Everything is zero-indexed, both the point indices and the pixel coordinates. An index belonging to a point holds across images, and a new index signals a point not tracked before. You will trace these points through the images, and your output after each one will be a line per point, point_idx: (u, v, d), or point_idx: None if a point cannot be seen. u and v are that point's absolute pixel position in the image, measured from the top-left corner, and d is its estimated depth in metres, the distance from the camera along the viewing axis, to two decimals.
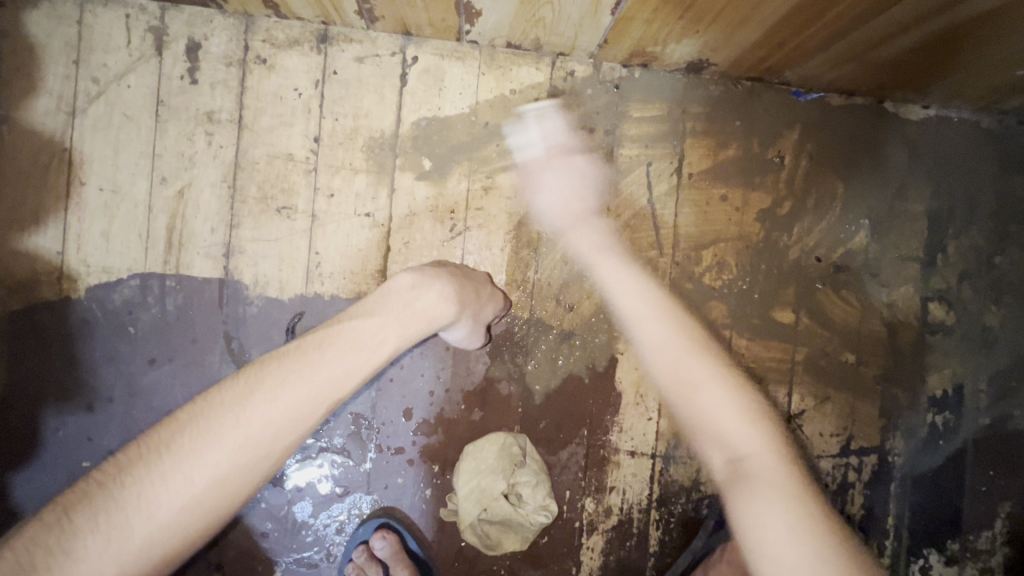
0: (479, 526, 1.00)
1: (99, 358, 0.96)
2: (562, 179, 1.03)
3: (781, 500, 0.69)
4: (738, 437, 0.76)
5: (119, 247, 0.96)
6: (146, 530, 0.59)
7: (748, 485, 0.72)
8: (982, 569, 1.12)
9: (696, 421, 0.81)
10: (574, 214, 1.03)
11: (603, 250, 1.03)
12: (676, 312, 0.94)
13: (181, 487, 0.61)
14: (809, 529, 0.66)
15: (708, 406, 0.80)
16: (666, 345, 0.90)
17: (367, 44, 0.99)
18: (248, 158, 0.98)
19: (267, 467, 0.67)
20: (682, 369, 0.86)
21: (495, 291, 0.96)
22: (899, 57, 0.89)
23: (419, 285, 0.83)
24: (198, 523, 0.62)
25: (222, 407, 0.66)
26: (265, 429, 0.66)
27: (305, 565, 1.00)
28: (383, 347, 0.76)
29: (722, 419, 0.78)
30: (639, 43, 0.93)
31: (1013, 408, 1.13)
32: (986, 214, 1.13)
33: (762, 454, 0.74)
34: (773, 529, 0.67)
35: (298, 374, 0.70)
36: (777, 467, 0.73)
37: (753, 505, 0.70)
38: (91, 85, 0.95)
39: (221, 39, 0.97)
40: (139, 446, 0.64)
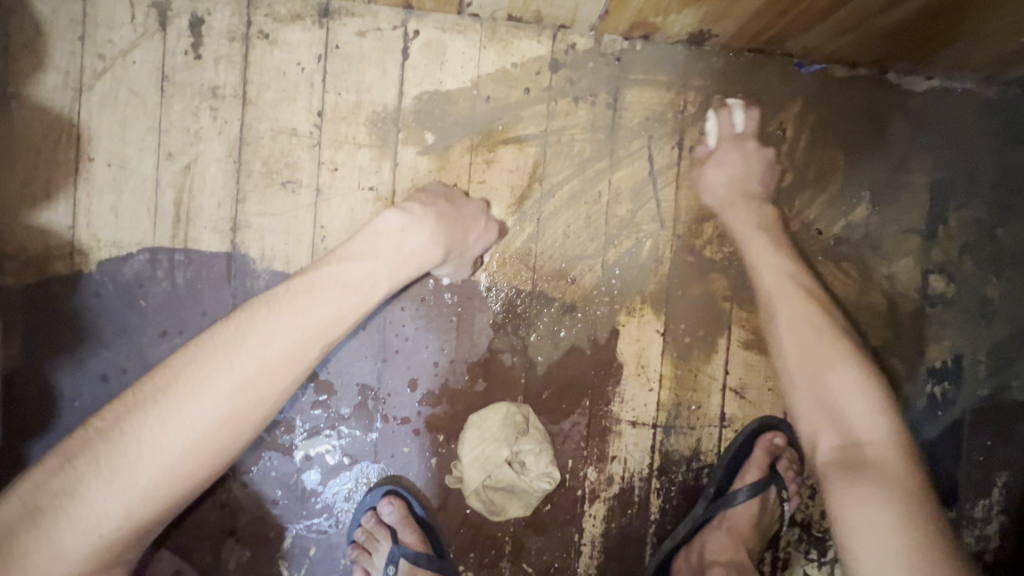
0: (484, 493, 1.03)
1: (110, 330, 0.98)
2: (733, 163, 1.06)
3: (888, 491, 0.76)
4: (857, 427, 0.85)
5: (128, 222, 0.97)
6: (148, 470, 0.68)
7: (854, 467, 0.81)
8: (977, 537, 1.14)
9: (821, 397, 0.90)
10: (741, 193, 1.06)
11: (757, 230, 1.04)
12: (823, 312, 0.96)
13: (180, 430, 0.70)
14: (907, 524, 0.73)
15: (837, 387, 0.89)
16: (791, 335, 0.96)
17: (369, 18, 0.99)
18: (253, 133, 0.99)
19: (265, 407, 0.75)
20: (815, 349, 0.93)
21: (487, 224, 0.98)
22: (901, 26, 0.89)
23: (409, 228, 0.85)
24: (200, 460, 0.71)
25: (214, 354, 0.73)
26: (257, 373, 0.73)
27: (314, 531, 1.03)
28: (373, 293, 0.81)
29: (847, 395, 0.87)
30: (640, 15, 0.93)
31: (1012, 379, 1.14)
32: (987, 186, 1.13)
33: (884, 448, 0.82)
34: (867, 523, 0.75)
35: (285, 325, 0.75)
36: (890, 451, 0.81)
37: (861, 487, 0.78)
38: (97, 61, 0.96)
39: (224, 14, 0.97)
40: (136, 393, 0.72)
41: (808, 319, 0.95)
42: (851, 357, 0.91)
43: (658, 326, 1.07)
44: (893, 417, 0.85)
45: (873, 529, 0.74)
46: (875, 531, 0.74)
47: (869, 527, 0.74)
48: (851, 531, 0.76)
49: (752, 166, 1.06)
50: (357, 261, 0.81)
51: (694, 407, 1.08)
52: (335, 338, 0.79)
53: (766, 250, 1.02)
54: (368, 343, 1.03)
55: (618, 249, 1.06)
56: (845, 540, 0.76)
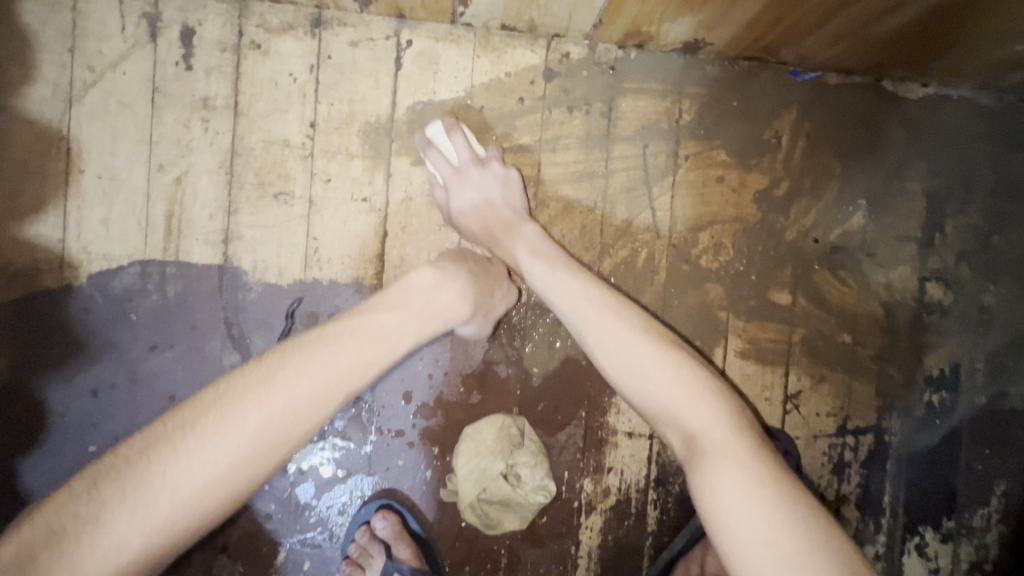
0: (479, 506, 1.01)
1: (101, 344, 0.97)
2: (472, 191, 0.96)
3: (736, 466, 0.68)
4: (690, 415, 0.73)
5: (118, 235, 0.96)
6: (170, 503, 0.62)
7: (704, 459, 0.70)
8: (976, 546, 1.13)
9: (650, 406, 0.76)
10: (503, 224, 0.95)
11: (531, 255, 0.90)
12: (621, 305, 0.84)
13: (205, 464, 0.64)
14: (764, 501, 0.65)
15: (660, 387, 0.76)
16: (605, 333, 0.81)
17: (361, 28, 0.99)
18: (244, 144, 0.98)
19: (285, 450, 0.71)
20: (632, 355, 0.78)
21: (511, 287, 1.00)
22: (897, 33, 0.88)
23: (439, 284, 0.88)
24: (220, 499, 0.65)
25: (245, 391, 0.69)
26: (285, 414, 0.69)
27: (308, 546, 1.02)
28: (401, 343, 0.81)
29: (664, 378, 0.76)
30: (634, 23, 0.93)
31: (1010, 387, 1.14)
32: (984, 193, 1.12)
33: (719, 431, 0.72)
34: (731, 503, 0.65)
35: (318, 365, 0.73)
36: (727, 434, 0.71)
37: (717, 474, 0.68)
38: (87, 72, 0.95)
39: (215, 25, 0.96)
40: (165, 423, 0.67)
41: (612, 312, 0.82)
42: (662, 348, 0.79)
43: None
44: (714, 390, 0.76)
45: (747, 531, 0.63)
46: (748, 527, 0.63)
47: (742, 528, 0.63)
48: (720, 529, 0.65)
49: (509, 189, 0.99)
50: (386, 312, 0.82)
51: None
52: (362, 384, 0.77)
53: (550, 275, 0.87)
54: None
55: (613, 259, 1.05)
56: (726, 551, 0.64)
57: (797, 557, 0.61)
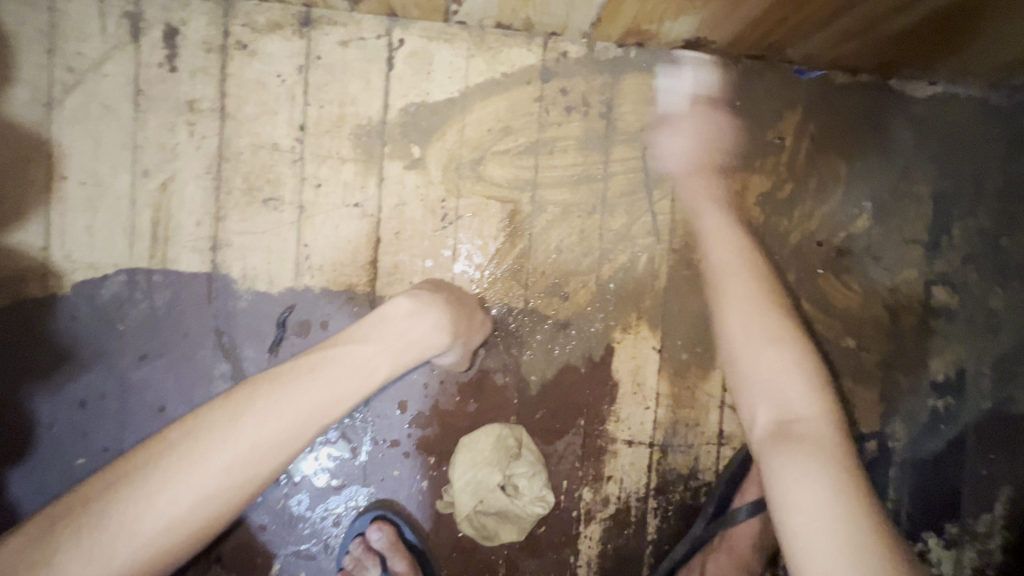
0: (476, 518, 1.00)
1: (87, 355, 0.95)
2: (680, 133, 1.02)
3: (820, 465, 0.72)
4: (797, 404, 0.79)
5: (103, 243, 0.94)
6: (127, 546, 0.63)
7: (806, 452, 0.73)
8: (980, 552, 1.12)
9: (755, 377, 0.82)
10: (695, 165, 1.02)
11: (709, 199, 1.00)
12: (767, 275, 0.92)
13: (163, 507, 0.65)
14: (851, 517, 0.67)
15: (772, 363, 0.82)
16: (744, 309, 0.86)
17: (352, 27, 0.95)
18: (232, 149, 0.95)
19: (250, 490, 0.70)
20: (756, 323, 0.85)
21: (485, 320, 0.96)
22: (906, 32, 0.85)
23: (417, 313, 0.83)
24: (179, 540, 0.66)
25: (208, 430, 0.69)
26: (247, 454, 0.69)
27: (303, 557, 1.01)
28: (372, 377, 0.78)
29: (787, 373, 0.81)
30: (634, 22, 0.90)
31: (1016, 392, 1.12)
32: (992, 194, 1.10)
33: (819, 428, 0.76)
34: (811, 502, 0.69)
35: (284, 404, 0.72)
36: (828, 437, 0.75)
37: (802, 466, 0.72)
38: (68, 75, 0.91)
39: (199, 24, 0.93)
40: (128, 462, 0.68)
41: (750, 289, 0.89)
42: (790, 336, 0.84)
43: (654, 343, 1.04)
44: (828, 397, 0.80)
45: (818, 525, 0.67)
46: (816, 522, 0.67)
47: (810, 524, 0.67)
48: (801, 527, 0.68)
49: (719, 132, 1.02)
50: (362, 344, 0.79)
51: (692, 425, 1.05)
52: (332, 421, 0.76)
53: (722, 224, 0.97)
54: None
55: (613, 264, 1.03)
56: (787, 537, 0.69)
57: (852, 563, 0.64)
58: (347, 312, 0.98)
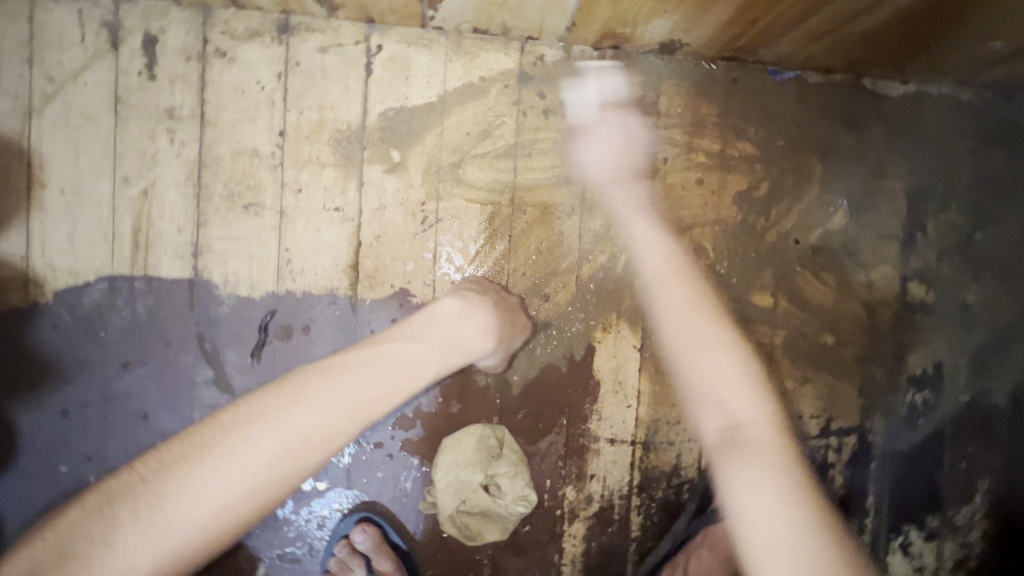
0: (459, 517, 1.00)
1: (70, 362, 0.95)
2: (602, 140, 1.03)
3: (769, 472, 0.69)
4: (738, 407, 0.76)
5: (84, 250, 0.94)
6: (181, 526, 0.62)
7: (740, 449, 0.72)
8: (961, 544, 1.13)
9: (696, 384, 0.80)
10: (617, 171, 1.03)
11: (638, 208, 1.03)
12: (702, 297, 0.90)
13: (219, 488, 0.64)
14: (795, 512, 0.66)
15: (711, 371, 0.79)
16: (681, 302, 0.90)
17: (330, 34, 0.96)
18: (212, 155, 0.96)
19: (299, 478, 0.70)
20: (693, 334, 0.84)
21: (529, 321, 1.01)
22: (876, 31, 0.86)
23: (464, 315, 0.88)
24: (229, 525, 0.65)
25: (263, 416, 0.69)
26: (300, 441, 0.68)
27: (288, 560, 1.01)
28: (421, 376, 0.80)
29: (732, 386, 0.78)
30: (609, 25, 0.91)
31: (993, 384, 1.13)
32: (965, 191, 1.12)
33: (758, 426, 0.74)
34: (757, 502, 0.67)
35: (338, 394, 0.72)
36: (771, 434, 0.73)
37: (747, 474, 0.69)
38: (47, 84, 0.92)
39: (178, 32, 0.94)
40: (183, 443, 0.67)
41: (700, 312, 0.87)
42: (730, 340, 0.83)
43: (634, 341, 1.05)
44: (773, 403, 0.77)
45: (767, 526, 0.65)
46: (768, 525, 0.65)
47: (757, 512, 0.66)
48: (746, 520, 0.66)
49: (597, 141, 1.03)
50: (411, 343, 0.81)
51: (673, 422, 1.06)
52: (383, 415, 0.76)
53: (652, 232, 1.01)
54: None
55: (592, 264, 1.04)
56: (741, 540, 0.66)
57: (799, 551, 0.63)
58: (328, 315, 0.99)
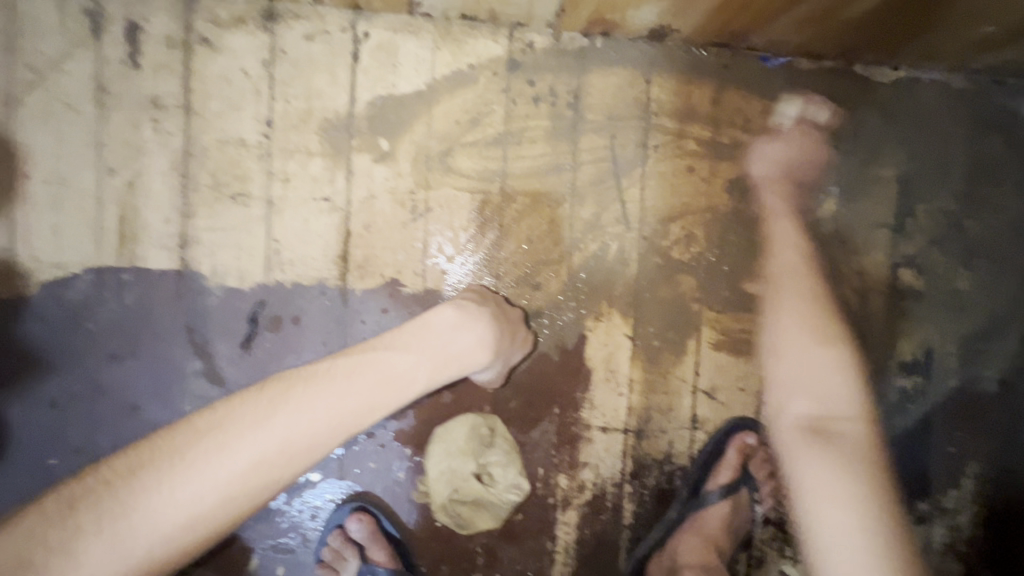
0: (451, 507, 1.01)
1: (57, 356, 0.94)
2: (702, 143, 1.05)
3: (840, 468, 0.83)
4: (836, 403, 0.90)
5: (69, 242, 0.93)
6: (152, 532, 0.67)
7: (830, 442, 0.87)
8: (950, 527, 1.15)
9: (801, 379, 0.95)
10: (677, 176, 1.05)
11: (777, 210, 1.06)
12: (818, 291, 1.00)
13: (190, 497, 0.69)
14: (857, 505, 0.80)
15: (819, 366, 0.94)
16: (798, 313, 0.99)
17: (315, 21, 0.95)
18: (198, 145, 0.95)
19: (271, 488, 0.74)
20: (802, 336, 0.97)
21: (528, 334, 1.00)
22: (865, 17, 0.86)
23: (460, 326, 0.88)
24: (201, 530, 0.70)
25: (236, 428, 0.73)
26: (268, 456, 0.73)
27: (281, 551, 1.01)
28: (408, 388, 0.82)
29: (827, 378, 0.92)
30: (597, 11, 0.90)
31: (982, 369, 1.14)
32: (955, 177, 1.12)
33: (853, 421, 0.88)
34: (823, 489, 0.83)
35: (313, 410, 0.76)
36: (861, 429, 0.88)
37: (819, 466, 0.85)
38: (28, 73, 0.91)
39: (161, 20, 0.92)
40: (157, 449, 0.72)
41: (803, 322, 0.98)
42: (840, 339, 0.95)
43: (626, 330, 1.05)
44: (864, 398, 0.91)
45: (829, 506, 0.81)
46: (833, 510, 0.81)
47: (822, 496, 0.82)
48: (806, 500, 0.83)
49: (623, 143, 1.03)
50: (391, 356, 0.83)
51: (665, 410, 1.07)
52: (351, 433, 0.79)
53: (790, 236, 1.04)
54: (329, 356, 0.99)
55: (583, 253, 1.04)
56: (807, 520, 0.82)
57: (854, 540, 0.78)
58: (318, 305, 0.98)
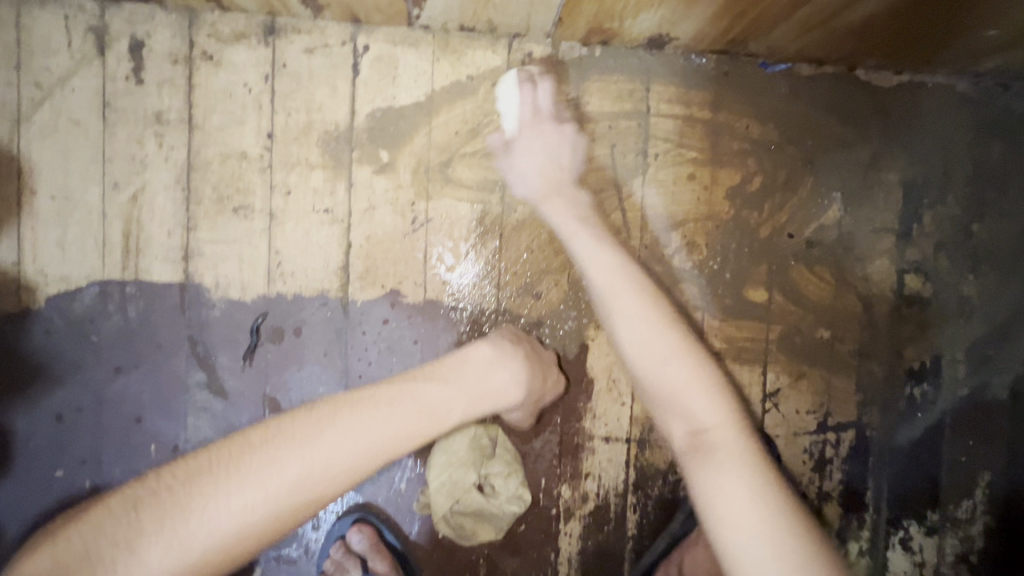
0: (453, 518, 1.00)
1: (64, 368, 0.95)
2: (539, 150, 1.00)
3: (742, 473, 0.67)
4: (701, 408, 0.73)
5: (75, 256, 0.94)
6: (203, 542, 0.61)
7: (709, 456, 0.70)
8: (962, 538, 1.12)
9: (666, 394, 0.75)
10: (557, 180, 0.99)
11: (579, 222, 0.94)
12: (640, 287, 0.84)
13: (242, 508, 0.63)
14: (764, 504, 0.65)
15: (675, 381, 0.75)
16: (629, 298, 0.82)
17: (316, 35, 0.96)
18: (201, 159, 0.96)
19: (320, 505, 0.68)
20: (654, 344, 0.77)
21: (560, 378, 0.99)
22: (866, 22, 0.85)
23: (496, 362, 0.87)
24: (247, 546, 0.63)
25: (290, 439, 0.68)
26: (323, 470, 0.67)
27: (284, 562, 1.01)
28: (445, 420, 0.78)
29: (693, 388, 0.74)
30: (596, 20, 0.90)
31: (992, 376, 1.12)
32: (962, 181, 1.10)
33: (724, 428, 0.72)
34: (731, 504, 0.65)
35: (364, 427, 0.71)
36: (734, 435, 0.71)
37: (717, 476, 0.68)
38: (35, 90, 0.92)
39: (165, 36, 0.94)
40: (209, 457, 0.67)
41: (647, 299, 0.82)
42: (685, 338, 0.78)
43: None
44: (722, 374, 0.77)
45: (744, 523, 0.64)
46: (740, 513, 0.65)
47: (729, 512, 0.65)
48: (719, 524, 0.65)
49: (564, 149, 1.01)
50: (438, 385, 0.80)
51: None
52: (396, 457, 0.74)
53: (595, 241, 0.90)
54: (330, 367, 0.99)
55: None
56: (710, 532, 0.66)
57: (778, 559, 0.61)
58: (319, 317, 0.99)
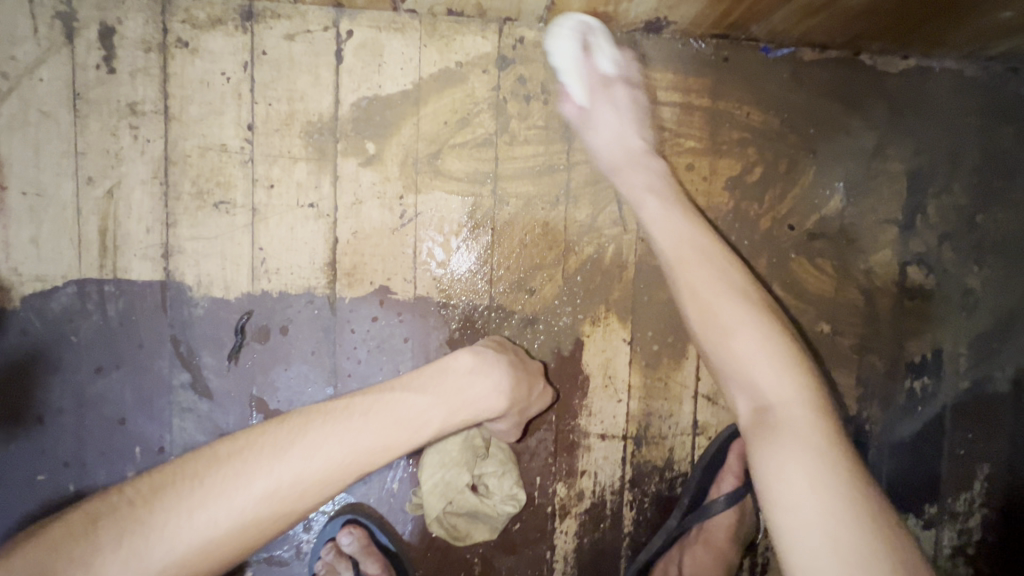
0: (446, 519, 0.98)
1: (41, 370, 0.92)
2: (610, 117, 0.95)
3: (807, 455, 0.63)
4: (768, 384, 0.69)
5: (49, 254, 0.91)
6: (161, 561, 0.56)
7: (772, 432, 0.66)
8: (960, 531, 1.12)
9: (727, 365, 0.73)
10: (631, 152, 0.94)
11: (649, 190, 0.88)
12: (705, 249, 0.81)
13: (206, 523, 0.59)
14: (831, 490, 0.61)
15: (742, 352, 0.72)
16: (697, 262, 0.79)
17: (297, 20, 0.91)
18: (179, 152, 0.92)
19: (289, 520, 0.64)
20: (720, 313, 0.75)
21: (547, 388, 0.96)
22: (872, 5, 0.81)
23: (478, 371, 0.83)
24: (210, 564, 0.59)
25: (260, 452, 0.65)
26: (293, 482, 0.63)
27: (275, 564, 1.00)
28: (423, 430, 0.74)
29: (758, 361, 0.71)
30: (590, 4, 0.86)
31: (994, 369, 1.10)
32: (968, 170, 1.07)
33: (793, 406, 0.67)
34: (792, 484, 0.62)
35: (337, 437, 0.68)
36: (804, 413, 0.67)
37: (779, 455, 0.64)
38: (0, 80, 0.88)
39: (136, 22, 0.89)
40: (175, 470, 0.63)
41: (715, 264, 0.79)
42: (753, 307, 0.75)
43: (624, 335, 1.02)
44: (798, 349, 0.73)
45: (802, 503, 0.60)
46: (800, 497, 0.61)
47: (789, 491, 0.61)
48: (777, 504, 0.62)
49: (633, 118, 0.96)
50: (417, 394, 0.76)
51: (665, 416, 1.04)
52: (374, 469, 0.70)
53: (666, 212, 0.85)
54: (318, 366, 0.97)
55: (579, 256, 1.00)
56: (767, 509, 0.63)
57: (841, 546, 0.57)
58: (305, 315, 0.96)
